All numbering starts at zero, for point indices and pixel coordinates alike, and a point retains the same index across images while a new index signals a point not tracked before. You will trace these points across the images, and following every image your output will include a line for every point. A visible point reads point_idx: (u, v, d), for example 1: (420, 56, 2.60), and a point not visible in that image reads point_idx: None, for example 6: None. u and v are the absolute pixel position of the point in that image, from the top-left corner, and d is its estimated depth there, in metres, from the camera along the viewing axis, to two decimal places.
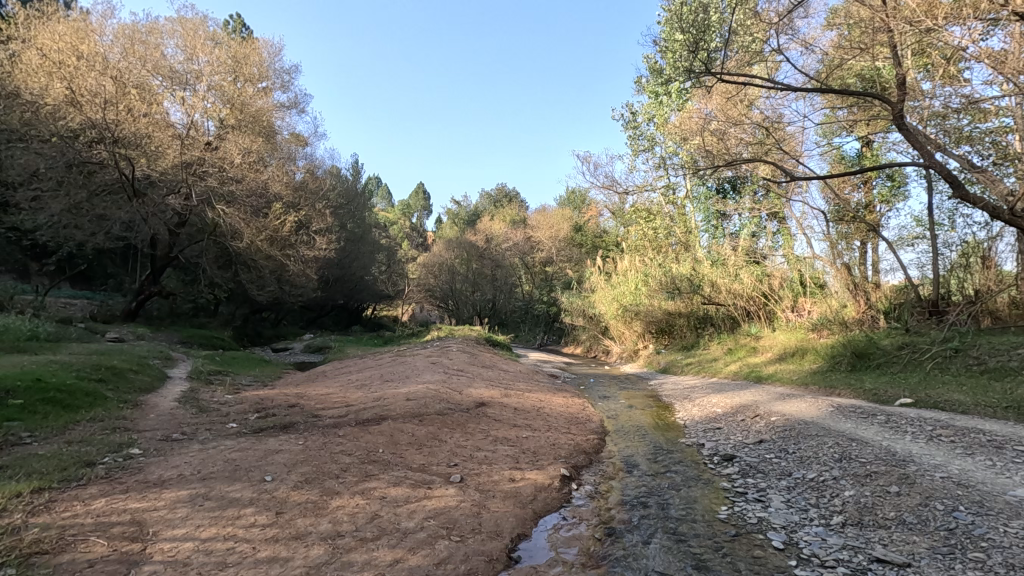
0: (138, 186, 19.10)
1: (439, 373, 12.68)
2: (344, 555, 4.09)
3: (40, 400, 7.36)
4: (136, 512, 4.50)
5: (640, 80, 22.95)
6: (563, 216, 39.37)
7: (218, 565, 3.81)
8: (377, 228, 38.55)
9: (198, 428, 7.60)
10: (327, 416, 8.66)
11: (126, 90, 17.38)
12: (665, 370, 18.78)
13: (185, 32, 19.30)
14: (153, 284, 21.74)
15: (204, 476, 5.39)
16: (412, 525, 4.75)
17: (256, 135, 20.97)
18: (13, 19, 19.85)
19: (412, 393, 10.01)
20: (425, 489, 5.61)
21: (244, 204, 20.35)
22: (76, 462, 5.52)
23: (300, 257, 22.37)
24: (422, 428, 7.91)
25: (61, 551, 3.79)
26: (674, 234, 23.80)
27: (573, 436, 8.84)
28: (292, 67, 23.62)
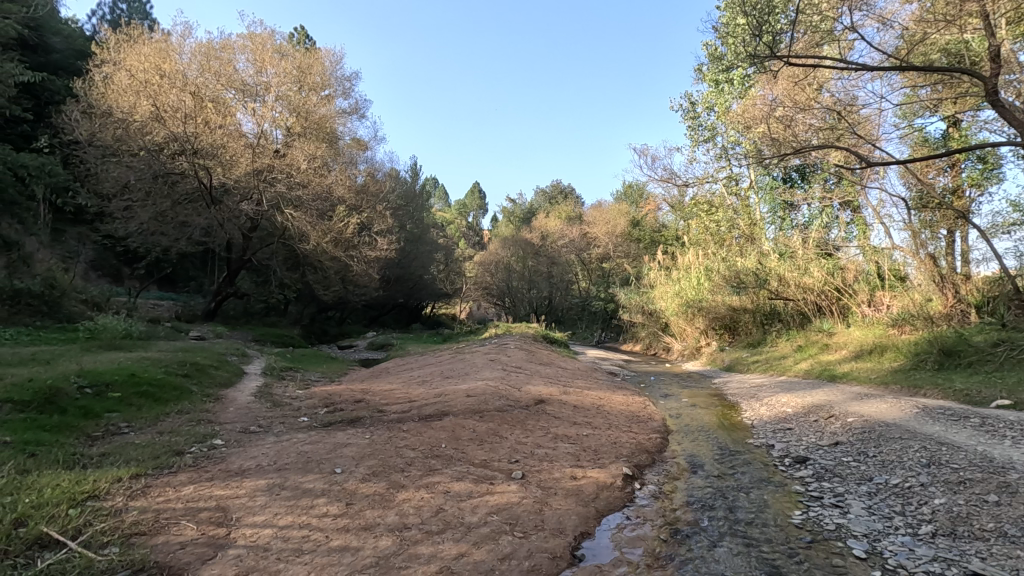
0: (215, 194, 20.38)
1: (498, 371, 12.78)
2: (411, 547, 4.20)
3: (135, 394, 8.00)
4: (220, 498, 4.81)
5: (699, 68, 22.17)
6: (620, 211, 37.52)
7: (295, 551, 4.01)
8: (435, 228, 39.35)
9: (273, 422, 8.03)
10: (391, 411, 8.94)
11: (204, 104, 18.62)
12: (730, 369, 18.10)
13: (254, 47, 20.38)
14: (229, 286, 23.15)
15: (279, 467, 5.69)
16: (475, 519, 4.81)
17: (320, 142, 21.84)
18: (105, 44, 21.62)
19: (471, 390, 10.14)
20: (487, 485, 5.67)
21: (310, 208, 21.26)
22: (167, 451, 5.96)
23: (362, 258, 23.17)
24: (482, 425, 8.00)
25: (155, 533, 4.09)
26: (737, 227, 22.81)
27: (635, 434, 8.70)
28: (352, 74, 24.44)
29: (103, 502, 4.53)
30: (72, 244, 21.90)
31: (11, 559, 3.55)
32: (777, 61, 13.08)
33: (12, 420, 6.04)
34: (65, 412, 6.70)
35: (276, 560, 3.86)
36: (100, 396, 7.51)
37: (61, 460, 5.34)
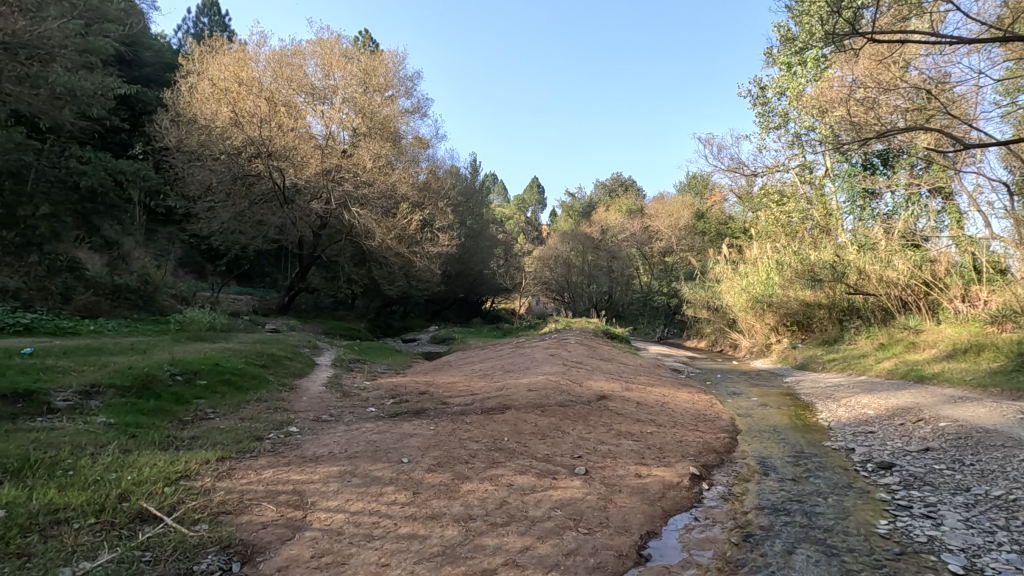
0: (288, 194, 21.45)
1: (559, 365, 12.73)
2: (477, 538, 4.25)
3: (219, 382, 8.56)
4: (297, 482, 5.06)
5: (770, 50, 21.05)
6: (683, 202, 36.44)
7: (366, 536, 4.15)
8: (494, 223, 39.66)
9: (343, 411, 8.38)
10: (454, 403, 9.10)
11: (277, 109, 19.69)
12: (803, 367, 17.16)
13: (323, 52, 21.25)
14: (301, 281, 24.34)
15: (350, 455, 5.91)
16: (540, 514, 4.80)
17: (384, 141, 22.47)
18: (190, 56, 23.15)
19: (533, 384, 10.16)
20: (551, 480, 5.66)
21: (375, 206, 22.01)
22: (248, 436, 6.35)
23: (425, 253, 23.72)
24: (544, 419, 8.00)
25: (240, 513, 4.36)
26: (812, 218, 21.62)
27: (701, 433, 8.41)
28: (414, 73, 24.95)
29: (194, 481, 4.88)
30: (163, 243, 23.71)
31: (118, 530, 3.89)
32: (858, 39, 12.19)
33: (115, 403, 6.62)
34: (160, 397, 7.27)
35: (348, 544, 4.01)
36: (189, 383, 8.09)
37: (157, 442, 5.79)
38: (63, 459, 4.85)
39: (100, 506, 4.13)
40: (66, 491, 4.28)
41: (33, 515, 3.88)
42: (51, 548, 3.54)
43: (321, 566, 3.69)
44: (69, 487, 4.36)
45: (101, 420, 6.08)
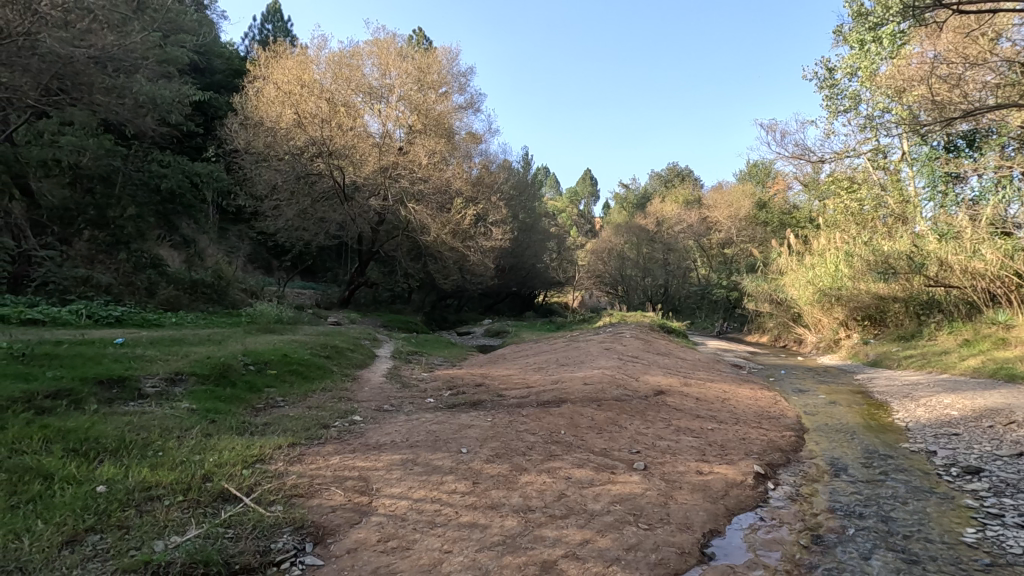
0: (348, 191, 22.19)
1: (615, 359, 12.60)
2: (537, 530, 4.29)
3: (287, 371, 9.01)
4: (362, 469, 5.27)
5: (840, 29, 19.87)
6: (744, 192, 34.49)
7: (429, 523, 4.27)
8: (546, 216, 39.56)
9: (403, 401, 8.62)
10: (511, 395, 9.19)
11: (337, 109, 20.45)
12: (876, 364, 16.21)
13: (379, 52, 21.89)
14: (361, 276, 25.19)
15: (411, 444, 6.09)
16: (599, 507, 4.78)
17: (439, 137, 22.77)
18: (257, 61, 24.28)
19: (589, 378, 10.12)
20: (609, 474, 5.62)
21: (430, 202, 22.46)
22: (316, 423, 6.65)
23: (479, 247, 23.96)
24: (600, 413, 7.95)
25: (311, 496, 4.58)
26: (886, 206, 19.74)
27: (766, 431, 8.12)
28: (468, 69, 25.02)
29: (268, 465, 5.16)
30: (234, 240, 25.08)
31: (203, 508, 4.18)
32: (940, 11, 11.31)
33: (197, 391, 7.10)
34: (235, 385, 7.73)
35: (412, 530, 4.13)
36: (261, 372, 8.56)
37: (234, 427, 6.17)
38: (153, 441, 5.25)
39: (187, 485, 4.45)
40: (158, 470, 4.64)
41: (130, 491, 4.23)
42: (147, 522, 3.85)
43: (388, 550, 3.83)
44: (160, 466, 4.73)
45: (185, 405, 6.54)
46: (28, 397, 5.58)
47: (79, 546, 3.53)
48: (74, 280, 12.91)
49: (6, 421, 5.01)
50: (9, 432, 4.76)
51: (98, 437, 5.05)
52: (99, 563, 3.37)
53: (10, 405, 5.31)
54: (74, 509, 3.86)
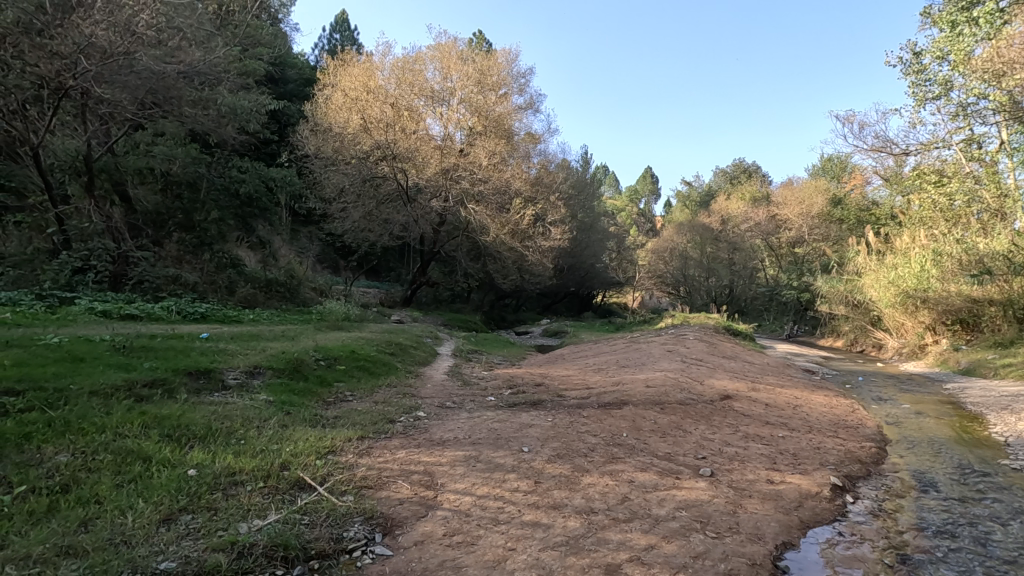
0: (411, 193, 22.83)
1: (678, 362, 12.27)
2: (600, 532, 4.25)
3: (355, 367, 9.38)
4: (427, 463, 5.40)
5: (929, 10, 18.42)
6: (817, 188, 32.52)
7: (492, 520, 4.32)
8: (606, 216, 39.07)
9: (465, 399, 8.77)
10: (571, 396, 9.15)
11: (401, 113, 21.23)
12: (968, 373, 14.92)
13: (442, 56, 22.29)
14: (422, 275, 25.84)
15: (473, 441, 6.18)
16: (663, 513, 4.68)
17: (499, 139, 22.89)
18: (326, 70, 25.31)
19: (651, 380, 9.91)
20: (673, 479, 5.48)
21: (490, 202, 22.73)
22: (382, 417, 6.88)
23: (537, 247, 23.98)
24: (663, 417, 7.77)
25: (379, 488, 4.75)
26: (979, 201, 17.70)
27: (843, 441, 7.67)
28: (528, 70, 24.99)
29: (340, 456, 5.40)
30: (305, 241, 26.34)
31: (282, 495, 4.42)
32: None
33: (274, 384, 7.53)
34: (307, 379, 8.13)
35: (476, 526, 4.20)
36: (331, 367, 8.94)
37: (308, 419, 6.49)
38: (237, 430, 5.60)
39: (267, 472, 4.72)
40: (241, 457, 4.95)
41: (217, 475, 4.55)
42: (232, 505, 4.11)
43: (453, 544, 3.91)
44: (242, 454, 5.04)
45: (264, 397, 6.95)
46: (128, 385, 6.10)
47: (174, 524, 3.82)
48: (165, 279, 13.97)
49: (111, 407, 5.49)
50: (113, 418, 5.22)
51: (188, 425, 5.45)
52: (191, 540, 3.62)
53: (114, 392, 5.82)
54: (170, 490, 4.19)
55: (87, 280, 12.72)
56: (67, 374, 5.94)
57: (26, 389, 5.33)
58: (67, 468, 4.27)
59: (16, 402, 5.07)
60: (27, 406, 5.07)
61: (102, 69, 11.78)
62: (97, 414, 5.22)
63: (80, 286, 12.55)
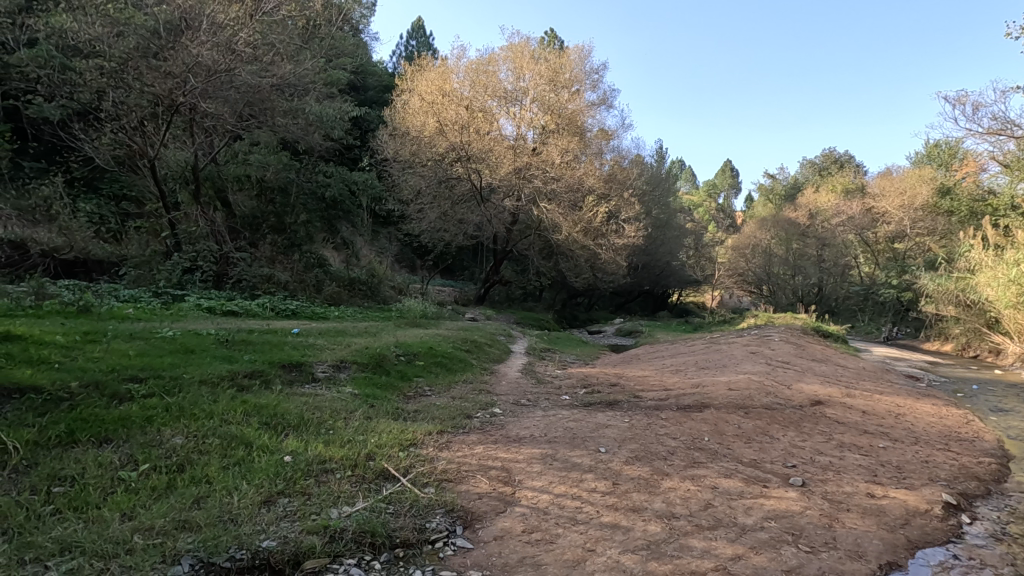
0: (485, 193, 23.21)
1: (762, 364, 11.63)
2: (682, 538, 4.11)
3: (433, 363, 9.67)
4: (504, 460, 5.46)
5: None
6: (921, 177, 29.60)
7: (570, 519, 4.29)
8: (682, 212, 37.81)
9: (539, 397, 8.78)
10: (648, 397, 8.93)
11: (475, 115, 21.56)
12: None
13: (514, 56, 22.46)
14: (495, 274, 26.21)
15: (550, 439, 6.18)
16: (750, 522, 4.45)
17: (572, 136, 22.74)
18: (403, 76, 26.14)
19: (734, 383, 9.47)
20: (761, 487, 5.21)
21: (563, 200, 22.61)
22: (460, 413, 7.04)
23: (611, 245, 23.58)
24: (748, 421, 7.40)
25: (459, 481, 4.86)
26: None
27: (956, 455, 6.96)
28: (601, 65, 24.50)
29: (421, 449, 5.57)
30: (384, 242, 27.47)
31: (368, 483, 4.62)
32: None
33: (358, 377, 7.90)
34: (389, 374, 8.46)
35: (554, 525, 4.19)
36: (410, 363, 9.26)
37: (390, 411, 6.75)
38: (326, 420, 5.94)
39: (354, 461, 4.97)
40: (331, 446, 5.23)
41: (309, 463, 4.83)
42: (325, 491, 4.36)
43: (532, 541, 3.92)
44: (332, 443, 5.32)
45: (349, 390, 7.31)
46: (231, 375, 6.63)
47: (273, 505, 4.10)
48: (261, 278, 15.02)
49: (218, 395, 6.00)
50: (219, 405, 5.68)
51: (284, 413, 5.84)
52: (289, 522, 3.87)
53: (220, 381, 6.35)
54: (269, 474, 4.50)
55: (195, 279, 13.93)
56: (180, 364, 6.55)
57: (148, 376, 5.92)
58: (182, 449, 4.70)
59: (139, 388, 5.64)
60: (149, 392, 5.64)
61: (207, 85, 12.84)
62: (206, 401, 5.72)
63: (189, 285, 13.77)
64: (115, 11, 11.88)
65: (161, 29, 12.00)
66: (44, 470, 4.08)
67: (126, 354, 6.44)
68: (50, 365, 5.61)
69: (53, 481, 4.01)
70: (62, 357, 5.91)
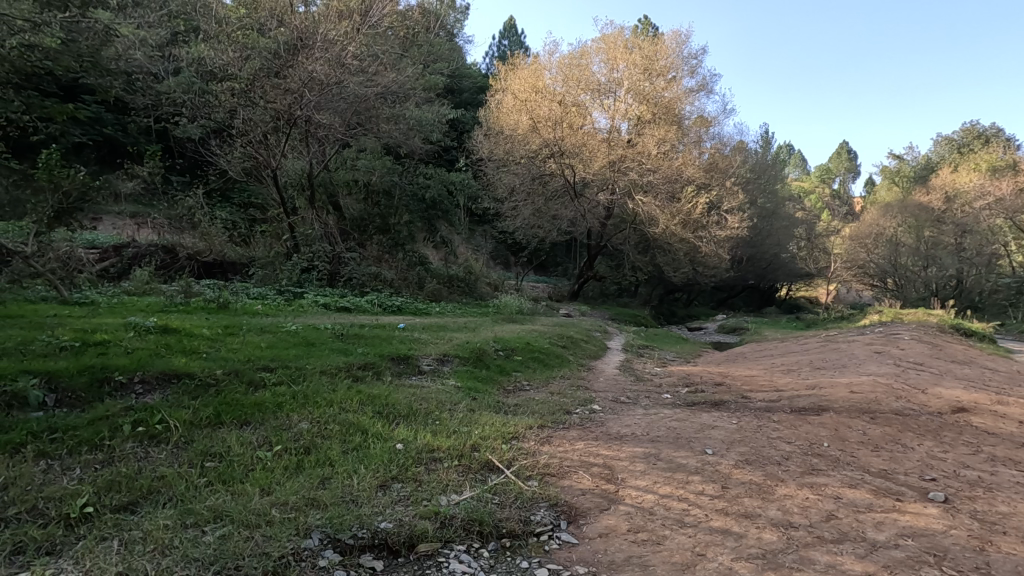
0: (578, 188, 23.02)
1: (889, 365, 10.52)
2: (802, 550, 3.83)
3: (531, 358, 9.80)
4: (606, 457, 5.40)
5: None
6: None
7: (678, 522, 4.15)
8: (790, 201, 35.74)
9: (639, 395, 8.58)
10: (758, 398, 8.41)
11: (568, 109, 21.43)
12: None
13: (608, 47, 21.97)
14: (589, 269, 25.97)
15: (652, 438, 6.03)
16: (882, 538, 4.06)
17: (670, 125, 21.86)
18: (497, 77, 26.65)
19: (857, 385, 8.66)
20: (892, 501, 4.73)
21: (659, 192, 21.90)
22: (559, 408, 7.07)
23: (712, 238, 22.42)
24: (875, 428, 6.73)
25: (561, 477, 4.89)
26: None
27: None
28: (699, 50, 23.32)
29: (523, 442, 5.67)
30: (480, 240, 28.25)
31: (474, 473, 4.79)
32: None
33: (461, 371, 8.19)
34: (489, 368, 8.69)
35: (661, 526, 4.08)
36: (509, 358, 9.45)
37: (491, 404, 6.93)
38: (433, 411, 6.22)
39: (460, 451, 5.16)
40: (438, 436, 5.47)
41: (419, 451, 5.09)
42: (434, 479, 4.58)
43: (638, 541, 3.85)
44: (439, 433, 5.57)
45: (452, 383, 7.59)
46: (347, 367, 7.15)
47: (388, 489, 4.38)
48: (369, 276, 15.95)
49: (336, 384, 6.49)
50: (338, 394, 6.16)
51: (395, 404, 6.20)
52: (403, 506, 4.11)
53: (337, 372, 6.88)
54: (383, 461, 4.79)
55: (312, 278, 15.15)
56: (304, 356, 7.15)
57: (277, 366, 6.54)
58: (308, 434, 5.14)
59: (270, 376, 6.24)
60: (279, 380, 6.23)
61: (320, 98, 13.88)
62: (327, 391, 6.21)
63: (307, 283, 14.98)
64: (242, 37, 13.24)
65: (281, 50, 13.15)
66: (198, 447, 4.63)
67: (258, 345, 7.16)
68: (198, 355, 6.36)
69: (205, 456, 4.56)
70: (208, 348, 6.69)
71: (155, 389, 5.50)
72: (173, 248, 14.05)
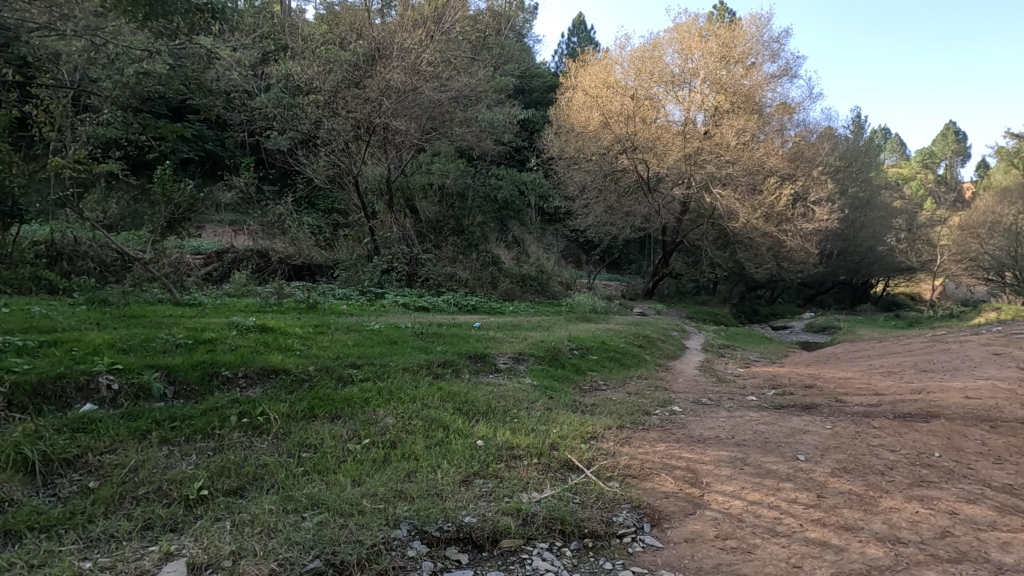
0: (652, 183, 22.41)
1: (1012, 369, 9.44)
2: (914, 568, 3.53)
3: (606, 357, 9.69)
4: (689, 460, 5.23)
5: None
6: None
7: (769, 531, 3.95)
8: (887, 189, 32.91)
9: (721, 397, 8.22)
10: (856, 402, 7.83)
11: (640, 103, 20.91)
12: None
13: (681, 36, 21.23)
14: (664, 266, 25.20)
15: (739, 442, 5.76)
16: (1010, 560, 3.66)
17: (750, 114, 20.77)
18: (566, 75, 26.50)
19: (973, 390, 7.84)
20: (1021, 520, 4.25)
21: (739, 184, 20.91)
22: (637, 409, 6.93)
23: (798, 231, 21.11)
24: (995, 438, 6.08)
25: (643, 478, 4.78)
26: None
27: None
28: (782, 32, 21.99)
29: (602, 442, 5.61)
30: (551, 239, 28.27)
31: (554, 472, 4.80)
32: None
33: (537, 369, 8.24)
34: (564, 366, 8.68)
35: (752, 534, 3.89)
36: (584, 357, 9.39)
37: (568, 403, 6.91)
38: (511, 409, 6.29)
39: (539, 450, 5.18)
40: (517, 434, 5.52)
41: (499, 448, 5.17)
42: (514, 476, 4.63)
43: (727, 548, 3.70)
44: (518, 431, 5.62)
45: (528, 381, 7.65)
46: (428, 365, 7.39)
47: (470, 485, 4.47)
48: (444, 276, 16.39)
49: (418, 381, 6.73)
50: (420, 391, 6.37)
51: (473, 401, 6.32)
52: (485, 502, 4.18)
53: (419, 369, 7.12)
54: (465, 456, 4.90)
55: (392, 279, 15.81)
56: (386, 353, 7.46)
57: (363, 364, 6.86)
58: (393, 428, 5.36)
59: (357, 372, 6.57)
60: (365, 376, 6.54)
61: (397, 105, 14.40)
62: (409, 387, 6.45)
63: (387, 283, 15.63)
64: (325, 51, 13.97)
65: (360, 62, 13.95)
66: (295, 438, 4.95)
67: (346, 343, 7.56)
68: (292, 352, 6.81)
69: (302, 447, 4.86)
70: (301, 345, 7.14)
71: (257, 383, 5.96)
72: (266, 253, 15.17)
